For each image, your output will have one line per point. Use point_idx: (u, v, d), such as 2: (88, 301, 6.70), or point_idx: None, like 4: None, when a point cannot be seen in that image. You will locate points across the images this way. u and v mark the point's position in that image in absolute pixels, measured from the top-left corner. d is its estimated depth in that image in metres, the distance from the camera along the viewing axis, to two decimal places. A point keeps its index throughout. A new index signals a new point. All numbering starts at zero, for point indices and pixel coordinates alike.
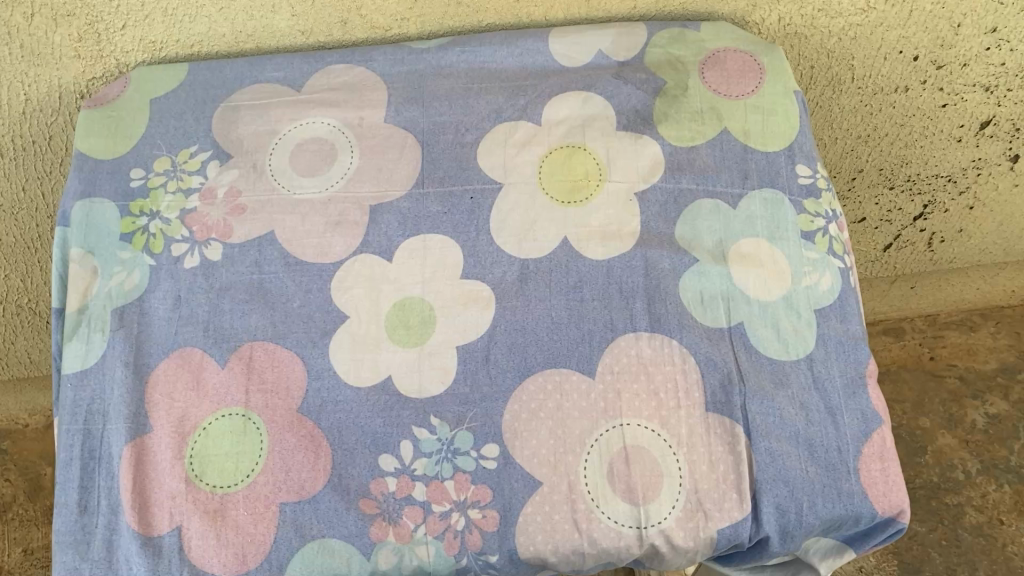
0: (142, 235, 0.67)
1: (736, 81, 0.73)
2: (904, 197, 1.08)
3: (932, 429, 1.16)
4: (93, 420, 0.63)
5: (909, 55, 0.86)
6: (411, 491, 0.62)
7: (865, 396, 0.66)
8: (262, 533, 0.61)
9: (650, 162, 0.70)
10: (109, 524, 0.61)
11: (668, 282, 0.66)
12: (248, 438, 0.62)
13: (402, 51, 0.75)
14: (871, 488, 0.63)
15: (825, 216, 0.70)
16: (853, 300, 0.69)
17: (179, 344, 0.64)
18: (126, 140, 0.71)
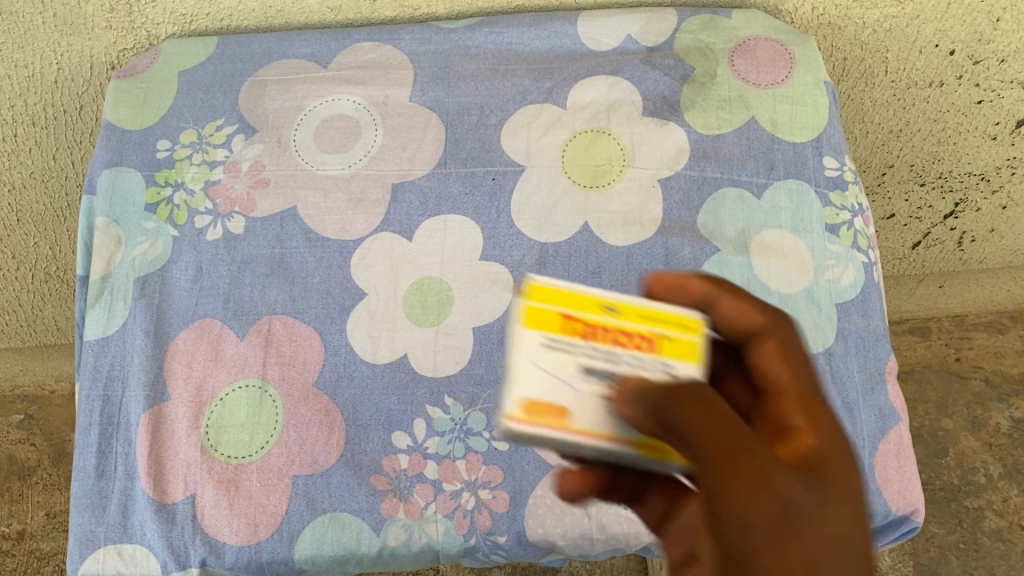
0: (166, 206, 0.68)
1: (767, 69, 0.73)
2: (935, 194, 1.06)
3: (955, 430, 1.14)
4: (113, 387, 0.64)
5: (945, 49, 0.85)
6: (422, 469, 0.62)
7: (884, 392, 0.65)
8: (274, 505, 0.61)
9: (674, 149, 0.70)
10: (125, 490, 0.62)
11: (687, 270, 0.66)
12: (264, 410, 0.62)
13: (430, 30, 0.75)
14: (886, 485, 0.62)
15: (851, 210, 0.69)
16: (876, 296, 0.68)
17: (199, 315, 0.65)
18: (153, 111, 0.71)
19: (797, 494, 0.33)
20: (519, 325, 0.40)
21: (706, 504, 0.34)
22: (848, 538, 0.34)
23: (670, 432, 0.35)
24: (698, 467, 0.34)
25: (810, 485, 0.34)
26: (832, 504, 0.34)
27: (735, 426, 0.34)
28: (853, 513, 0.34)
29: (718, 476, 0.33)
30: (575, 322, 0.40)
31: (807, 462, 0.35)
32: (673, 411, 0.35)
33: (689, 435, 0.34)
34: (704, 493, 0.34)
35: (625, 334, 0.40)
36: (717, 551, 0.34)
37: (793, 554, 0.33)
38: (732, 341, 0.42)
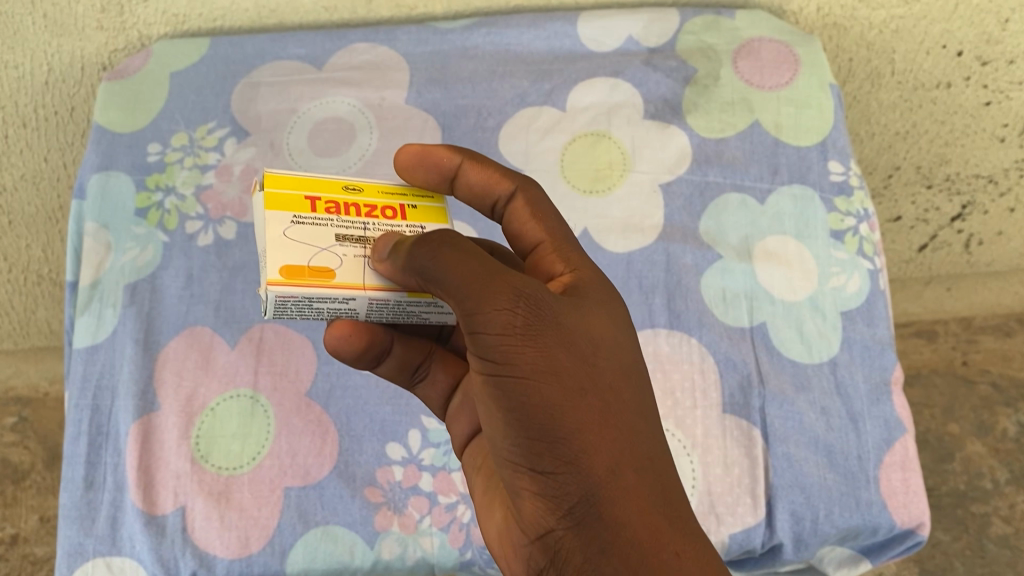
0: (157, 211, 0.67)
1: (771, 71, 0.71)
2: (942, 197, 1.04)
3: (962, 435, 1.12)
4: (102, 396, 0.62)
5: (953, 50, 0.83)
6: (417, 481, 0.60)
7: (889, 403, 0.63)
8: (266, 518, 0.59)
9: (676, 153, 0.69)
10: (113, 502, 0.60)
11: (689, 277, 0.65)
12: (256, 420, 0.61)
13: (426, 30, 0.73)
14: (891, 499, 0.61)
15: (857, 215, 0.67)
16: (883, 304, 0.66)
17: (190, 323, 0.64)
18: (144, 114, 0.70)
19: (543, 298, 0.39)
20: (262, 213, 0.42)
21: (465, 317, 0.38)
22: (627, 355, 0.41)
23: (427, 276, 0.38)
24: (453, 299, 0.38)
25: (567, 299, 0.40)
26: (587, 314, 0.41)
27: (481, 259, 0.38)
28: (609, 334, 0.41)
29: (466, 293, 0.37)
30: (315, 200, 0.43)
31: (566, 288, 0.42)
32: (429, 259, 0.38)
33: (444, 276, 0.38)
34: (462, 312, 0.38)
35: (358, 206, 0.44)
36: (479, 357, 0.38)
37: (548, 348, 0.38)
38: (494, 211, 0.48)
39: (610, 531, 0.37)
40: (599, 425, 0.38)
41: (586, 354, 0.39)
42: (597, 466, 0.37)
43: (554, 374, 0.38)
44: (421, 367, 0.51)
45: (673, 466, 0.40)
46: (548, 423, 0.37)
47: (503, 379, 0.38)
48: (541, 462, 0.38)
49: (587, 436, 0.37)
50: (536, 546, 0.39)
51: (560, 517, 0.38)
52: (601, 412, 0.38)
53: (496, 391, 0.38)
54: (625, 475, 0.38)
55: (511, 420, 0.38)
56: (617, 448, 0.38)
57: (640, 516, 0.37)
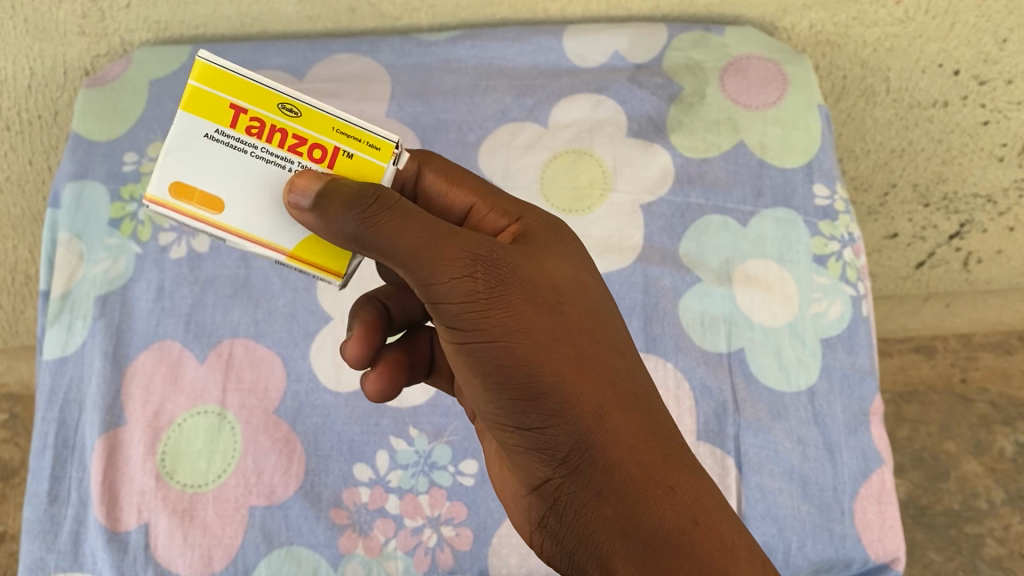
0: (131, 221, 0.66)
1: (758, 91, 0.70)
2: (940, 215, 1.03)
3: (957, 454, 1.11)
4: (70, 408, 0.62)
5: (949, 69, 0.82)
6: (384, 503, 0.60)
7: (868, 433, 0.62)
8: (229, 537, 0.59)
9: (658, 173, 0.67)
10: (77, 517, 0.60)
11: (666, 301, 0.64)
12: (222, 437, 0.60)
13: (409, 42, 0.72)
14: (866, 532, 0.59)
15: (841, 240, 0.66)
16: (865, 331, 0.65)
17: (159, 337, 0.63)
18: (122, 123, 0.69)
19: (495, 255, 0.41)
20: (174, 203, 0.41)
21: (427, 288, 0.40)
22: (587, 293, 0.45)
23: (367, 245, 0.39)
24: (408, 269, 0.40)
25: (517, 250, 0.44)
26: (543, 264, 0.44)
27: (428, 222, 0.40)
28: (565, 275, 0.45)
29: (415, 262, 0.39)
30: (240, 112, 0.41)
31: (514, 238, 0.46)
32: (367, 231, 0.39)
33: (389, 242, 0.39)
34: (418, 280, 0.40)
35: (285, 134, 0.41)
36: (452, 329, 0.41)
37: (516, 307, 0.41)
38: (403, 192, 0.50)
39: (602, 473, 0.42)
40: (576, 374, 0.42)
41: (552, 308, 0.42)
42: (583, 414, 0.42)
43: (525, 331, 0.41)
44: (432, 357, 0.56)
45: (651, 397, 0.45)
46: (527, 381, 0.41)
47: (478, 344, 0.41)
48: (528, 419, 0.42)
49: (566, 388, 0.41)
50: (536, 489, 0.44)
51: (556, 465, 0.42)
52: (576, 360, 0.42)
53: (471, 356, 0.41)
54: (608, 419, 0.42)
55: (492, 382, 0.41)
56: (596, 393, 0.42)
57: (628, 451, 0.42)
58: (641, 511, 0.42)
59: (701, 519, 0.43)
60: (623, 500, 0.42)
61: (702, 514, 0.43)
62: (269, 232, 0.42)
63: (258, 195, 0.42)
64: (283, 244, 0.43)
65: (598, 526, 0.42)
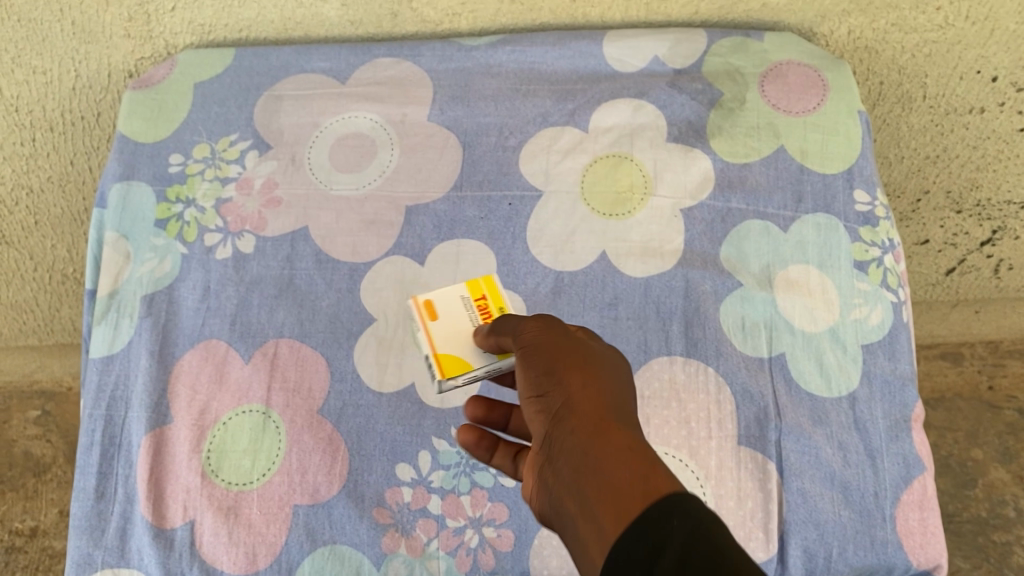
0: (176, 222, 0.67)
1: (799, 96, 0.70)
2: (972, 222, 1.02)
3: (984, 461, 1.10)
4: (116, 406, 0.63)
5: (987, 75, 0.81)
6: (426, 503, 0.60)
7: (909, 440, 0.62)
8: (273, 535, 0.59)
9: (699, 178, 0.68)
10: (123, 514, 0.61)
11: (708, 305, 0.64)
12: (267, 436, 0.61)
13: (451, 47, 0.73)
14: (907, 538, 0.60)
15: (882, 246, 0.66)
16: (905, 338, 0.65)
17: (205, 336, 0.64)
18: (167, 124, 0.71)
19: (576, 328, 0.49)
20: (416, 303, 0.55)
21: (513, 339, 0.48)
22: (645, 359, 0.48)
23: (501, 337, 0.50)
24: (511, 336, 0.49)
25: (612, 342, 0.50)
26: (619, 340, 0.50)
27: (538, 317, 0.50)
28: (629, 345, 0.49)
29: (514, 331, 0.48)
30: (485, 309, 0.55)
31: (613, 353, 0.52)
32: (512, 322, 0.50)
33: (507, 323, 0.50)
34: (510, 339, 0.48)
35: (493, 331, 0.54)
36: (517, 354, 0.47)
37: (562, 333, 0.47)
38: None
39: (574, 414, 0.42)
40: (587, 360, 0.45)
41: (603, 347, 0.47)
42: (577, 380, 0.43)
43: (563, 342, 0.46)
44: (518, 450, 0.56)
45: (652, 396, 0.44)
46: (546, 360, 0.45)
47: (526, 355, 0.46)
48: (539, 390, 0.44)
49: (570, 361, 0.44)
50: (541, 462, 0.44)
51: (549, 422, 0.43)
52: (592, 355, 0.45)
53: (520, 364, 0.47)
54: (597, 385, 0.43)
55: (525, 372, 0.46)
56: (597, 373, 0.44)
57: (600, 404, 0.42)
58: (596, 438, 0.40)
59: (640, 449, 0.39)
60: (583, 433, 0.41)
61: (645, 447, 0.39)
62: (441, 338, 0.54)
63: (453, 333, 0.54)
64: (437, 346, 0.53)
65: (566, 460, 0.41)
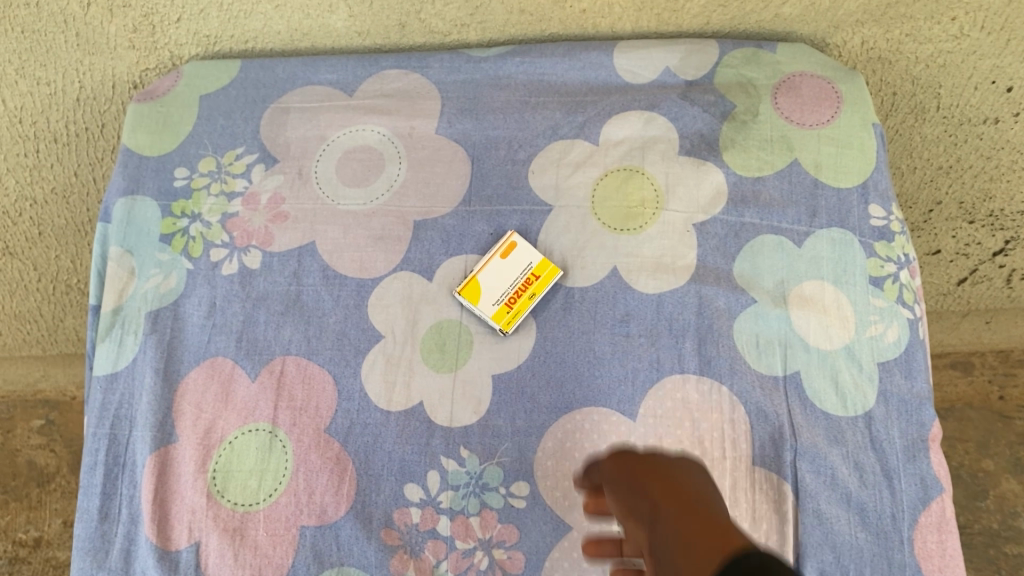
0: (182, 237, 0.66)
1: (812, 108, 0.69)
2: (984, 232, 1.01)
3: (996, 472, 1.11)
4: (120, 425, 0.62)
5: (1002, 86, 0.80)
6: (435, 524, 0.59)
7: (927, 460, 0.61)
8: (280, 557, 0.59)
9: (712, 192, 0.66)
10: (128, 535, 0.60)
11: (721, 322, 0.63)
12: (273, 456, 0.60)
13: (460, 59, 0.73)
14: (925, 561, 0.59)
15: (897, 262, 0.65)
16: (922, 355, 0.64)
17: (210, 354, 0.63)
18: (172, 137, 0.70)
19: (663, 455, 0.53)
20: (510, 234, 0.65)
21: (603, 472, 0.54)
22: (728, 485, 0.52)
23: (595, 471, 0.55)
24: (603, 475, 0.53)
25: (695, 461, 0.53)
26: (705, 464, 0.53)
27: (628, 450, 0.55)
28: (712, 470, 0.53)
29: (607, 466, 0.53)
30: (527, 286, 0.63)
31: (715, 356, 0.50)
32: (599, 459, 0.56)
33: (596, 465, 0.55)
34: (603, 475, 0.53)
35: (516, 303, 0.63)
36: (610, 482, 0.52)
37: (651, 459, 0.51)
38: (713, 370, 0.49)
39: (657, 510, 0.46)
40: (669, 479, 0.49)
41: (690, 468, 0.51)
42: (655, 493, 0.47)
43: (651, 467, 0.50)
44: None
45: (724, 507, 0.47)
46: (634, 482, 0.49)
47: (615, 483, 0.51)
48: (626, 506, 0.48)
49: (656, 481, 0.49)
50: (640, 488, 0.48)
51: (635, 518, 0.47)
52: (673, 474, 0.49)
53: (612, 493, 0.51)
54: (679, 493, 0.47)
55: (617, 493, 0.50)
56: (679, 487, 0.48)
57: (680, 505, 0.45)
58: (667, 527, 0.44)
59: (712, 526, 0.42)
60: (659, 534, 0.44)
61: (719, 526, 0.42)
62: (488, 272, 0.64)
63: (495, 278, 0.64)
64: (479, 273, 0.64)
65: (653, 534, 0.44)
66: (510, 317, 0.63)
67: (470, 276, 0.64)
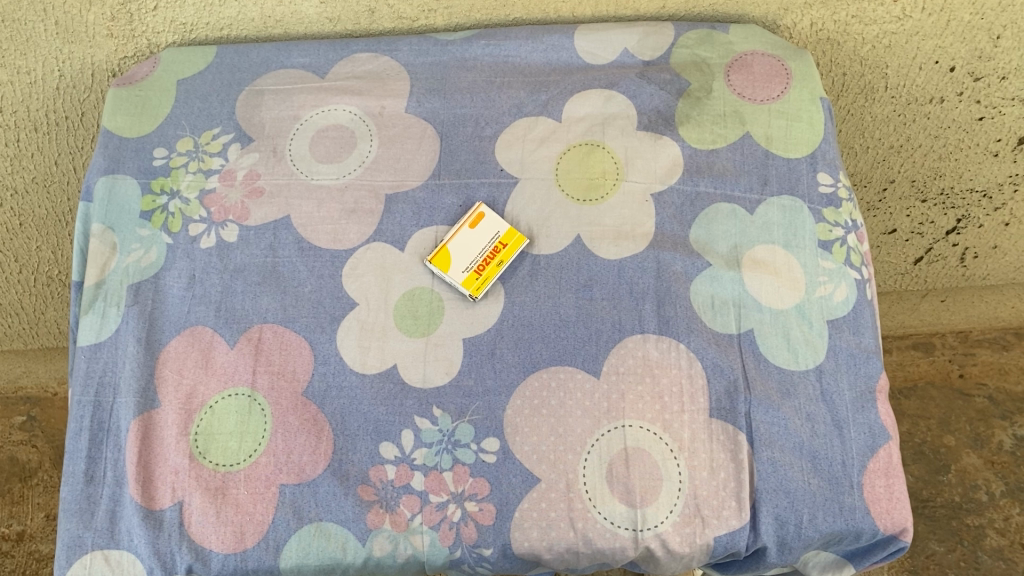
0: (161, 214, 0.69)
1: (763, 85, 0.72)
2: (936, 210, 1.06)
3: (957, 447, 1.16)
4: (104, 392, 0.65)
5: (945, 65, 0.84)
6: (409, 480, 0.62)
7: (874, 410, 0.65)
8: (260, 514, 0.61)
9: (669, 163, 0.70)
10: (113, 496, 0.62)
11: (679, 285, 0.66)
12: (253, 418, 0.63)
13: (427, 42, 0.76)
14: (875, 505, 0.62)
15: (845, 226, 0.69)
16: (869, 313, 0.68)
17: (191, 323, 0.65)
18: (151, 120, 0.72)
19: None
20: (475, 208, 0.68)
21: None
22: None
23: None
24: None
25: None
26: None
27: None
28: None
29: None
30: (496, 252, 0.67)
31: None
32: None
33: None
34: None
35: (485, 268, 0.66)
36: None
37: None
38: None
39: None
40: None
41: None
42: None
43: None
44: None
45: None
46: None
47: None
48: None
49: None
50: None
51: None
52: None
53: None
54: None
55: None
56: None
57: None
58: None
59: None
60: None
61: None
62: (456, 243, 0.67)
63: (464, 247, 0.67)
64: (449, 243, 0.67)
65: None
66: (479, 283, 0.66)
67: (441, 245, 0.67)
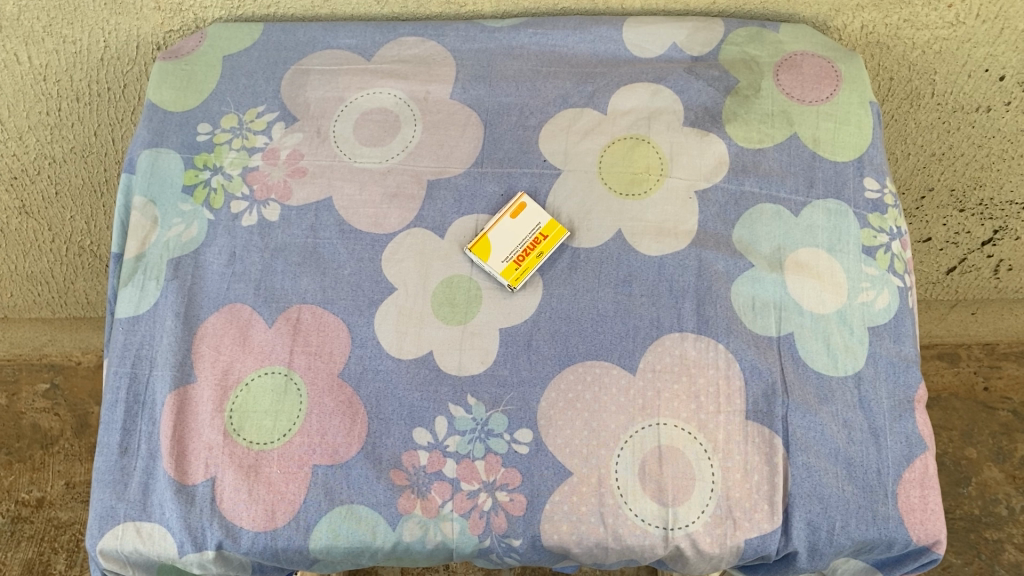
0: (204, 189, 0.69)
1: (813, 85, 0.71)
2: (974, 221, 1.05)
3: (979, 460, 1.15)
4: (141, 365, 0.65)
5: (994, 74, 0.83)
6: (442, 467, 0.62)
7: (912, 420, 0.64)
8: (292, 493, 0.61)
9: (714, 161, 0.69)
10: (146, 469, 0.63)
11: (719, 285, 0.65)
12: (288, 397, 0.63)
13: (474, 28, 0.75)
14: (908, 514, 0.62)
15: (889, 233, 0.68)
16: (909, 321, 0.67)
17: (230, 300, 0.65)
18: (196, 95, 0.72)
19: None
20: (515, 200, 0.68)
21: None
22: None
23: None
24: None
25: None
26: None
27: None
28: None
29: None
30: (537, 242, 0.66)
31: None
32: None
33: None
34: None
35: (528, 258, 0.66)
36: None
37: None
38: None
39: None
40: None
41: None
42: None
43: None
44: None
45: None
46: None
47: None
48: None
49: None
50: None
51: None
52: None
53: None
54: None
55: None
56: None
57: None
58: None
59: None
60: None
61: None
62: (497, 234, 0.66)
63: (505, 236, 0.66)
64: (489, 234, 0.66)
65: None
66: (519, 274, 0.65)
67: (480, 234, 0.66)
